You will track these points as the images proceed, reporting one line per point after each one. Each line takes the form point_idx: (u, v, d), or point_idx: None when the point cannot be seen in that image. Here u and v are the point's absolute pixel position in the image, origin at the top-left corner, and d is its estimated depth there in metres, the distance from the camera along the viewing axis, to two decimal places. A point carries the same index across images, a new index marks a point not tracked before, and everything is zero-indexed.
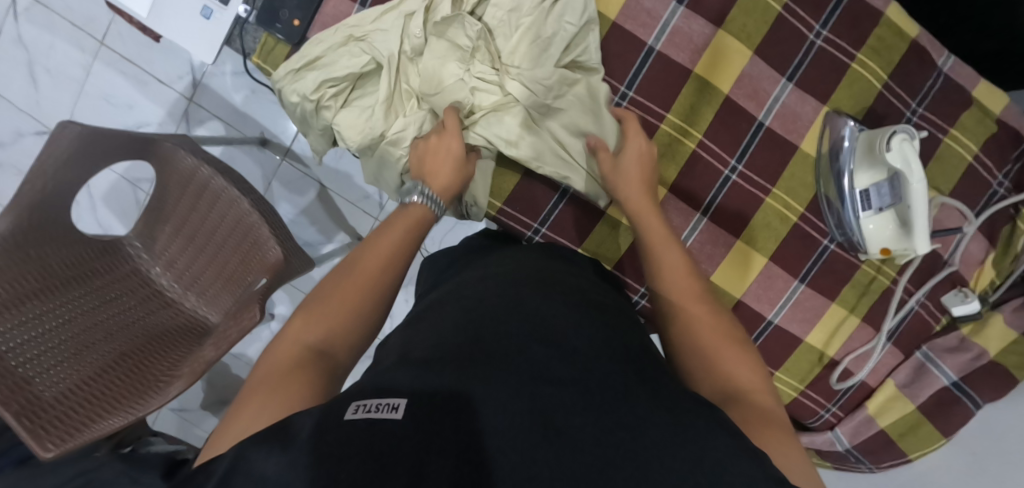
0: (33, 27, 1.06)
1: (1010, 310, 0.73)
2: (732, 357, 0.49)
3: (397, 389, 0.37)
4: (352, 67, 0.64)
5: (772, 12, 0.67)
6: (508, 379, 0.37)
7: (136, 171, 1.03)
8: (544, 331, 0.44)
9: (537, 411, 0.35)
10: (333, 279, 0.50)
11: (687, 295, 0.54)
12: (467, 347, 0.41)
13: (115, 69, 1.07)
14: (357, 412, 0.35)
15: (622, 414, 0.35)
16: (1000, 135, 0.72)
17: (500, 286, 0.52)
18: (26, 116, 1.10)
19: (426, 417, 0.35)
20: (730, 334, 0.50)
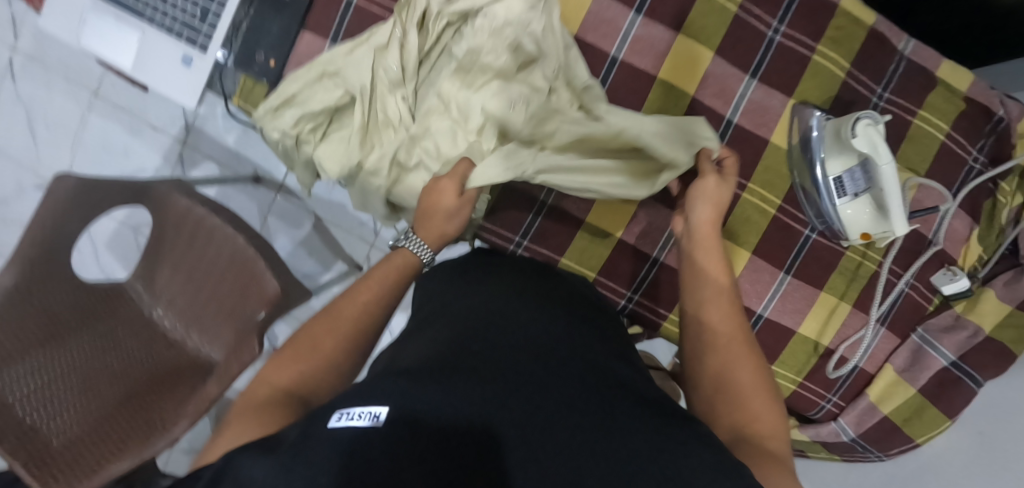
0: (32, 86, 1.11)
1: (1000, 285, 0.74)
2: (753, 384, 0.49)
3: (384, 392, 0.38)
4: (327, 102, 0.67)
5: (728, 13, 0.69)
6: (492, 391, 0.38)
7: (135, 217, 1.06)
8: (532, 348, 0.45)
9: (518, 421, 0.36)
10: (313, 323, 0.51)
11: (723, 322, 0.53)
12: (454, 362, 0.42)
13: (111, 119, 1.11)
14: (339, 420, 0.36)
15: (600, 427, 0.37)
16: (970, 112, 0.72)
17: (490, 304, 0.54)
18: (26, 171, 1.14)
19: (409, 420, 0.36)
20: (758, 365, 0.50)
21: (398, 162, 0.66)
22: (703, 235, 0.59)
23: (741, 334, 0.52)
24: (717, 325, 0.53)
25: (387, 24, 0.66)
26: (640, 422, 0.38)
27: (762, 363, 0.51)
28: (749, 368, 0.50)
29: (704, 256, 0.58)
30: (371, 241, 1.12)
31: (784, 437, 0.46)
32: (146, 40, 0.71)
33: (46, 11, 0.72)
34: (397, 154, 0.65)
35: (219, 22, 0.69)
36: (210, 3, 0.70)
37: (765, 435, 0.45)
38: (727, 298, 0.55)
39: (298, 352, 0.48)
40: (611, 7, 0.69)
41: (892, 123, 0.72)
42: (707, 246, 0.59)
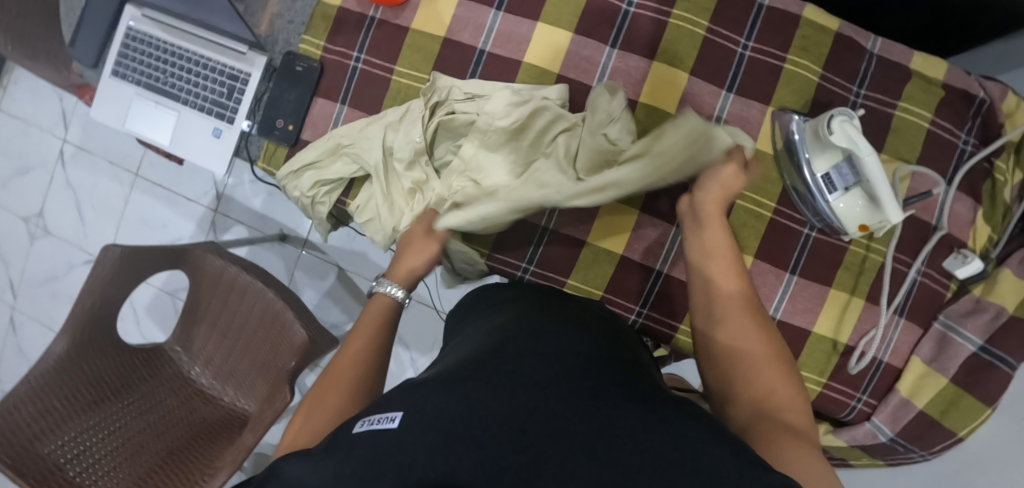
0: (83, 172, 1.25)
1: (1015, 263, 0.72)
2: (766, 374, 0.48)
3: (401, 400, 0.41)
4: (345, 174, 0.73)
5: (698, 36, 0.74)
6: (502, 392, 0.40)
7: (173, 282, 1.15)
8: (542, 355, 0.46)
9: (526, 415, 0.38)
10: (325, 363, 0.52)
11: (729, 303, 0.53)
12: (468, 371, 0.44)
13: (149, 195, 1.23)
14: (363, 425, 0.40)
15: (609, 421, 0.38)
16: (951, 98, 0.74)
17: (508, 323, 0.55)
18: (76, 249, 1.26)
19: (422, 418, 0.38)
20: (770, 355, 0.49)
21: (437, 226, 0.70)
22: (714, 230, 0.58)
23: (750, 310, 0.52)
24: (726, 302, 0.53)
25: (400, 106, 0.73)
26: (643, 418, 0.39)
27: (775, 350, 0.50)
28: (762, 356, 0.49)
29: (710, 229, 0.58)
30: None
31: (807, 421, 0.45)
32: (182, 119, 0.81)
33: (97, 104, 0.83)
34: None
35: (244, 97, 0.79)
36: (235, 82, 0.79)
37: (790, 413, 0.45)
38: (737, 291, 0.54)
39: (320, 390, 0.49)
40: (589, 46, 0.75)
41: (875, 117, 0.74)
42: (723, 246, 0.57)
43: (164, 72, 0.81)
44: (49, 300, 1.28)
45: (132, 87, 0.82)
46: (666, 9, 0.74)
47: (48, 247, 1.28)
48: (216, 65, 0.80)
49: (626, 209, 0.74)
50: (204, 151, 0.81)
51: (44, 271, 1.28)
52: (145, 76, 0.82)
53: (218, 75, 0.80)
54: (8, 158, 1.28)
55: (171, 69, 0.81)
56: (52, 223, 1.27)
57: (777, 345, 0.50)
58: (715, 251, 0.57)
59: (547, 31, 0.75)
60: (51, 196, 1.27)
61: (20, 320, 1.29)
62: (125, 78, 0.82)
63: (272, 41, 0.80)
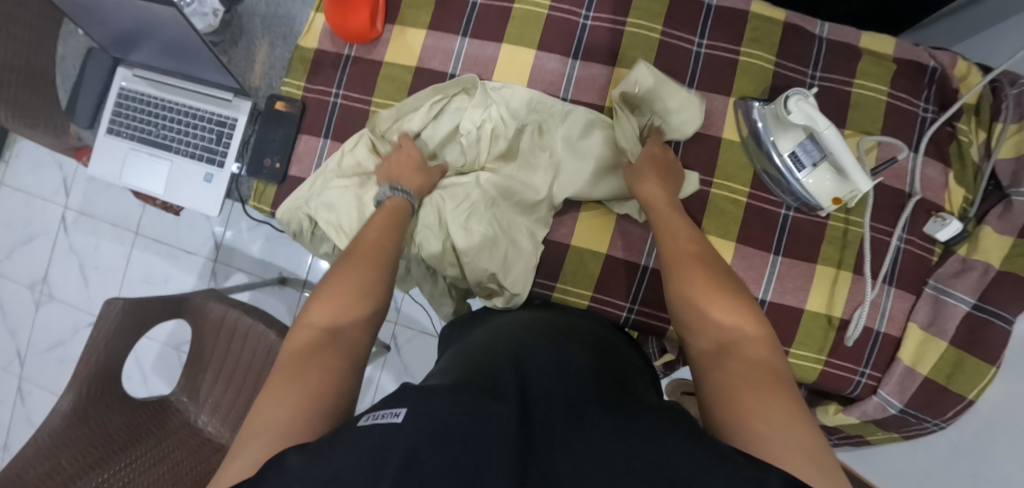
0: (85, 236, 1.30)
1: (995, 219, 0.74)
2: (728, 312, 0.49)
3: (405, 397, 0.40)
4: (336, 198, 0.73)
5: (654, 40, 0.78)
6: (500, 406, 0.39)
7: (177, 336, 1.26)
8: (531, 375, 0.46)
9: (520, 436, 0.37)
10: (343, 275, 0.54)
11: (684, 250, 0.57)
12: (466, 384, 0.43)
13: (151, 252, 1.27)
14: (366, 420, 0.38)
15: (601, 438, 0.38)
16: (904, 69, 0.77)
17: (501, 341, 0.54)
18: (82, 311, 1.29)
19: (425, 419, 0.37)
20: (732, 293, 0.51)
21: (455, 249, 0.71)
22: (653, 197, 0.65)
23: (702, 257, 0.55)
24: (680, 255, 0.56)
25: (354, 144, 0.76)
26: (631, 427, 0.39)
27: (733, 291, 0.51)
28: (724, 295, 0.51)
29: (653, 196, 0.65)
30: (394, 318, 1.28)
31: (777, 362, 0.45)
32: (174, 167, 0.85)
33: (93, 161, 0.87)
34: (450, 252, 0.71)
35: (232, 141, 0.82)
36: (223, 127, 0.83)
37: (755, 354, 0.45)
38: (681, 246, 0.57)
39: (335, 306, 0.51)
40: (553, 60, 0.79)
41: (834, 95, 0.77)
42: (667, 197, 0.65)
43: (155, 125, 0.85)
44: (57, 365, 1.30)
45: (126, 142, 0.86)
46: (621, 18, 0.78)
47: (55, 313, 1.30)
48: (205, 114, 0.84)
49: (606, 208, 0.76)
50: (197, 195, 0.84)
51: (51, 336, 1.30)
52: (139, 131, 0.86)
53: (206, 123, 0.84)
54: (12, 230, 1.33)
55: (161, 122, 0.85)
56: (57, 289, 1.31)
57: (732, 280, 0.53)
58: (659, 214, 0.63)
59: (512, 51, 0.79)
60: (55, 263, 1.31)
61: (27, 389, 1.30)
62: (120, 134, 0.87)
63: (256, 88, 0.87)
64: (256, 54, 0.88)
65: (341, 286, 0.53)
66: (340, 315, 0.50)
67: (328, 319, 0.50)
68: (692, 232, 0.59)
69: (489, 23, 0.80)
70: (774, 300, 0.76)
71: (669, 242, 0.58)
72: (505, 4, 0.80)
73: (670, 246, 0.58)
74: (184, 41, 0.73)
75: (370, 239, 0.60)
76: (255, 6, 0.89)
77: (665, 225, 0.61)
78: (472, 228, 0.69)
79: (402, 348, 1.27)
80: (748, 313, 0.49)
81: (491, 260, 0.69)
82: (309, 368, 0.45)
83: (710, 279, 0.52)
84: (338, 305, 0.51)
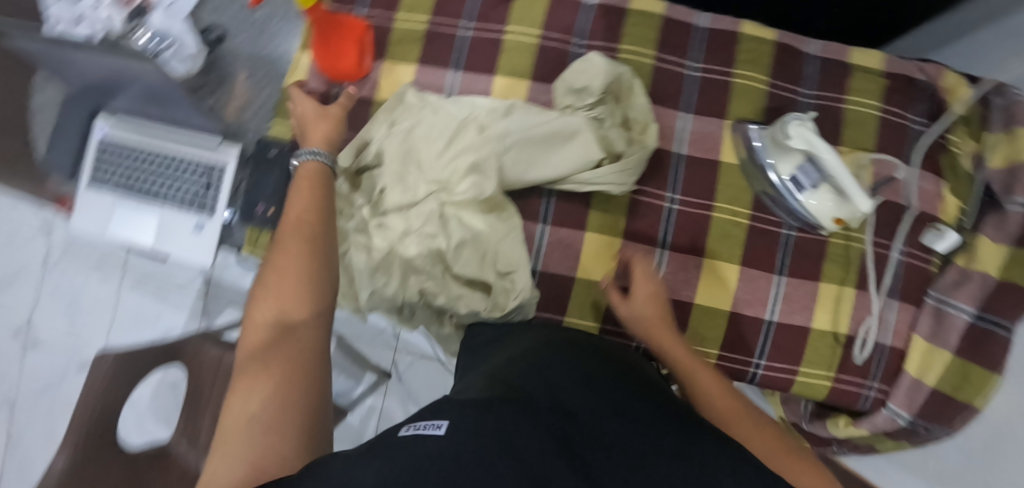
0: (71, 277, 1.26)
1: (990, 228, 0.75)
2: (762, 434, 0.48)
3: (450, 412, 0.39)
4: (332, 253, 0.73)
5: (648, 66, 0.77)
6: (544, 420, 0.38)
7: (172, 375, 1.23)
8: (572, 393, 0.45)
9: (567, 445, 0.36)
10: (272, 262, 0.50)
11: (694, 371, 0.56)
12: (507, 399, 0.42)
13: (142, 289, 1.24)
14: (409, 429, 0.37)
15: (646, 463, 0.36)
16: (894, 83, 0.78)
17: (541, 354, 0.54)
18: (70, 355, 1.25)
19: (469, 428, 0.35)
20: (759, 418, 0.50)
21: (443, 278, 0.70)
22: (647, 311, 0.64)
23: (719, 381, 0.54)
24: (695, 381, 0.55)
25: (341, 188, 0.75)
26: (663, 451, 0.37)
27: (756, 415, 0.50)
28: (755, 419, 0.50)
29: (642, 304, 0.64)
30: (394, 345, 1.27)
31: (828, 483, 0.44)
32: (164, 218, 0.82)
33: (77, 213, 0.84)
34: (435, 285, 0.70)
35: (222, 188, 0.80)
36: (211, 174, 0.81)
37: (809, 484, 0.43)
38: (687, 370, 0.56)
39: (275, 294, 0.47)
40: (547, 90, 0.78)
41: (828, 113, 0.77)
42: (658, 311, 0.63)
43: (140, 175, 0.83)
44: (46, 411, 1.25)
45: (110, 193, 0.84)
46: (613, 45, 0.78)
47: (40, 357, 1.26)
48: (192, 161, 0.81)
49: (610, 238, 0.76)
50: (188, 245, 0.82)
51: (38, 382, 1.26)
52: (123, 181, 0.83)
53: (194, 169, 0.81)
54: None
55: (147, 171, 0.82)
56: (42, 333, 1.26)
57: (748, 402, 0.53)
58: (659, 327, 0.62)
59: (506, 83, 0.78)
60: (39, 306, 1.26)
61: (15, 438, 1.25)
62: (103, 184, 0.84)
63: (243, 128, 0.85)
64: (240, 90, 0.86)
65: (278, 274, 0.48)
66: (285, 310, 0.46)
67: (273, 315, 0.46)
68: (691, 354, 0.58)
69: (480, 56, 0.79)
70: (782, 319, 0.76)
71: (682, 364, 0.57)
72: (496, 34, 0.79)
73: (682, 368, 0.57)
74: (167, 88, 0.71)
75: (296, 215, 0.54)
76: (239, 46, 0.87)
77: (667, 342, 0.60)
78: (458, 251, 0.69)
79: (404, 375, 1.26)
80: (815, 470, 0.45)
81: (491, 277, 0.69)
82: (259, 377, 0.41)
83: (730, 398, 0.52)
84: (280, 300, 0.47)
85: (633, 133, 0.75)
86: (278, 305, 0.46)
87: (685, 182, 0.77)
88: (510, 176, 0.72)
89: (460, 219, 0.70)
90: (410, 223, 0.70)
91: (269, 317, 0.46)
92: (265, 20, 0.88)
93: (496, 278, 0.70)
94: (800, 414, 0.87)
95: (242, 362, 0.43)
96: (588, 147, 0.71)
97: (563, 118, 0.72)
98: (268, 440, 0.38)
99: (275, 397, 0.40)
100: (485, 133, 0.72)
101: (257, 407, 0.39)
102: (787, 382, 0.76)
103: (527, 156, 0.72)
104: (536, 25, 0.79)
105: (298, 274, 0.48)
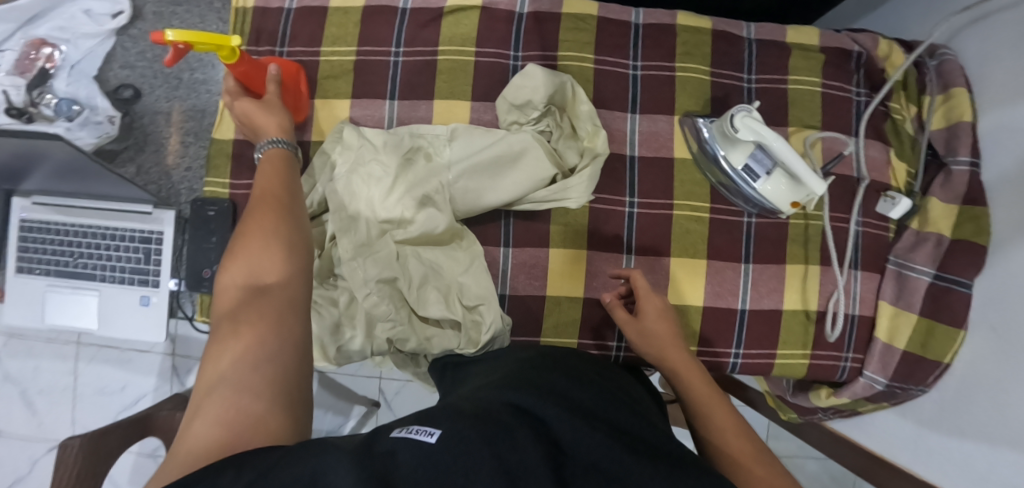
0: (21, 359, 1.18)
1: (938, 189, 0.76)
2: (755, 457, 0.49)
3: (440, 420, 0.40)
4: None
5: (589, 71, 0.76)
6: (533, 433, 0.39)
7: (148, 444, 1.18)
8: (560, 397, 0.47)
9: (554, 462, 0.37)
10: (244, 223, 0.50)
11: (695, 381, 0.57)
12: (502, 409, 0.43)
13: (101, 361, 1.17)
14: (401, 432, 0.38)
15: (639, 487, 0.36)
16: (831, 57, 0.78)
17: (531, 365, 0.54)
18: (35, 441, 1.18)
19: (463, 439, 0.37)
20: (756, 439, 0.51)
21: (410, 317, 0.67)
22: (653, 318, 0.63)
23: (719, 398, 0.55)
24: (699, 393, 0.56)
25: None
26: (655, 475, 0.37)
27: (751, 435, 0.51)
28: (751, 440, 0.51)
29: (652, 316, 0.63)
30: (377, 373, 1.23)
31: None
32: (105, 297, 0.77)
33: (9, 305, 0.78)
34: (404, 328, 0.66)
35: (163, 256, 0.76)
36: (149, 243, 0.76)
37: None
38: (689, 385, 0.57)
39: (250, 252, 0.48)
40: (489, 108, 0.76)
41: (772, 95, 0.77)
42: (668, 321, 0.63)
43: (71, 254, 0.77)
44: None
45: (42, 279, 0.78)
46: (551, 53, 0.76)
47: (4, 449, 1.19)
48: (125, 232, 0.76)
49: (575, 251, 0.74)
50: (138, 322, 0.77)
51: (7, 474, 1.19)
52: (55, 264, 0.78)
53: (129, 241, 0.76)
54: None
55: (78, 250, 0.77)
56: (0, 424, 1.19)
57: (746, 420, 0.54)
58: (667, 339, 0.62)
59: (446, 106, 0.75)
60: None
61: None
62: (33, 272, 0.78)
63: (176, 193, 0.83)
64: (170, 151, 0.84)
65: (249, 240, 0.48)
66: (259, 273, 0.46)
67: (246, 278, 0.46)
68: (698, 366, 0.60)
69: (416, 81, 0.76)
70: (754, 305, 0.76)
71: (685, 378, 0.58)
72: (428, 56, 0.76)
73: (683, 382, 0.58)
74: (83, 164, 0.66)
75: (267, 184, 0.55)
76: (156, 102, 0.85)
77: (670, 353, 0.60)
78: (422, 287, 0.67)
79: (392, 402, 1.23)
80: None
81: (461, 310, 0.67)
82: (234, 342, 0.41)
83: (729, 415, 0.53)
84: (252, 263, 0.47)
85: (583, 142, 0.73)
86: (252, 270, 0.47)
87: (641, 184, 0.76)
88: (464, 201, 0.70)
89: (419, 256, 0.68)
90: (368, 268, 0.66)
91: (243, 281, 0.46)
92: (181, 72, 0.85)
93: (466, 311, 0.67)
94: (784, 389, 0.89)
95: (216, 325, 0.43)
96: (540, 164, 0.69)
97: (509, 138, 0.70)
98: (244, 399, 0.38)
99: (254, 357, 0.40)
100: (433, 164, 0.71)
101: (231, 369, 0.39)
102: (765, 366, 0.77)
103: (479, 179, 0.70)
104: (468, 42, 0.76)
105: (276, 240, 0.49)
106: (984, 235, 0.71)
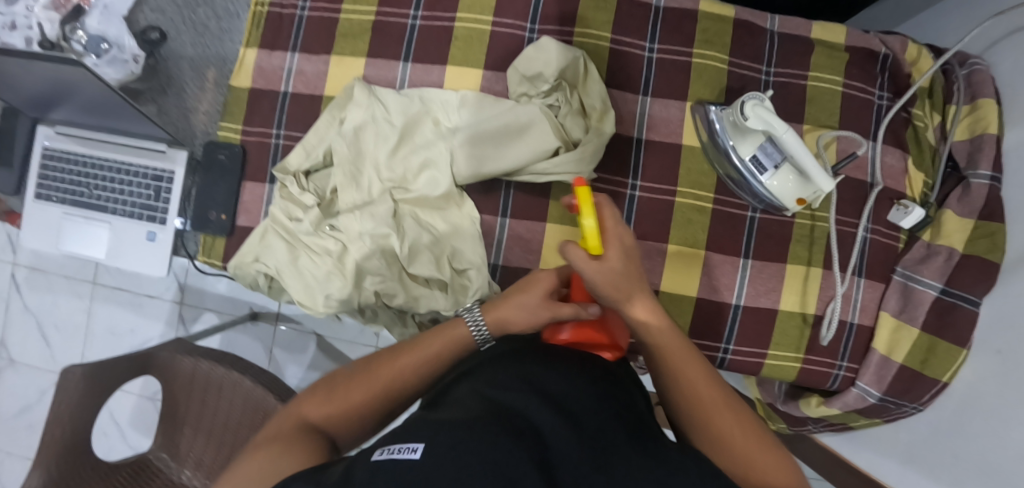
0: (39, 293, 1.23)
1: (955, 202, 0.73)
2: (725, 408, 0.45)
3: (420, 431, 0.37)
4: (282, 261, 0.70)
5: (604, 50, 0.75)
6: (519, 436, 0.36)
7: (150, 387, 1.22)
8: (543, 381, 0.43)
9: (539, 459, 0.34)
10: (375, 357, 0.51)
11: (661, 337, 0.48)
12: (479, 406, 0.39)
13: (112, 301, 1.22)
14: (383, 454, 0.35)
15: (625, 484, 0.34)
16: (856, 57, 0.76)
17: (518, 349, 0.49)
18: (46, 373, 1.23)
19: (443, 461, 0.33)
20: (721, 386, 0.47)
21: (401, 278, 0.69)
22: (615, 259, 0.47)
23: (685, 349, 0.48)
24: (665, 349, 0.48)
25: (294, 176, 0.72)
26: (642, 463, 0.36)
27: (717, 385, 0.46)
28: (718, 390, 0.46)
29: (611, 252, 0.47)
30: None
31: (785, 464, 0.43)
32: (115, 230, 0.79)
33: (26, 231, 0.82)
34: (389, 285, 0.69)
35: (172, 195, 0.78)
36: (160, 182, 0.78)
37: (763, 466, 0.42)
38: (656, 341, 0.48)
39: (355, 387, 0.47)
40: (501, 79, 0.76)
41: (790, 91, 0.75)
42: (630, 266, 0.48)
43: (87, 186, 0.80)
44: (26, 431, 1.24)
45: (58, 207, 0.81)
46: (567, 29, 0.75)
47: (16, 377, 1.24)
48: (139, 169, 0.79)
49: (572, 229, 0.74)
50: (144, 258, 0.80)
51: (15, 402, 1.24)
52: (71, 194, 0.81)
53: (141, 178, 0.79)
54: None
55: (93, 182, 0.80)
56: (16, 354, 1.24)
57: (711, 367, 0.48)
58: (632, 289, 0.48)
59: (458, 73, 0.76)
60: (10, 326, 1.24)
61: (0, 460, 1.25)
62: (50, 199, 0.81)
63: (191, 134, 0.87)
64: (192, 98, 0.87)
65: (366, 376, 0.48)
66: (344, 407, 0.46)
67: (320, 417, 0.46)
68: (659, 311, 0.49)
69: (431, 46, 0.76)
70: (749, 303, 0.75)
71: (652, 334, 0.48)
72: (446, 23, 0.76)
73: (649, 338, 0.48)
74: (107, 101, 0.69)
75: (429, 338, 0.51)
76: (181, 48, 0.87)
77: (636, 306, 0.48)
78: (419, 256, 0.69)
79: None
80: (787, 465, 0.43)
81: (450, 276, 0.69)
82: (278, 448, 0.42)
83: (699, 371, 0.47)
84: (351, 401, 0.47)
85: (591, 120, 0.72)
86: (340, 403, 0.47)
87: (646, 169, 0.75)
88: (466, 168, 0.70)
89: (418, 220, 0.70)
90: (368, 226, 0.68)
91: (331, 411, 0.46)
92: (208, 20, 0.87)
93: (455, 277, 0.69)
94: (775, 395, 0.87)
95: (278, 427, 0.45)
96: (544, 139, 0.69)
97: (517, 109, 0.70)
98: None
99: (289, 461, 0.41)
100: (440, 129, 0.72)
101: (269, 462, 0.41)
102: (755, 366, 0.76)
103: (483, 146, 0.70)
104: (486, 11, 0.76)
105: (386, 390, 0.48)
106: (997, 252, 0.69)
